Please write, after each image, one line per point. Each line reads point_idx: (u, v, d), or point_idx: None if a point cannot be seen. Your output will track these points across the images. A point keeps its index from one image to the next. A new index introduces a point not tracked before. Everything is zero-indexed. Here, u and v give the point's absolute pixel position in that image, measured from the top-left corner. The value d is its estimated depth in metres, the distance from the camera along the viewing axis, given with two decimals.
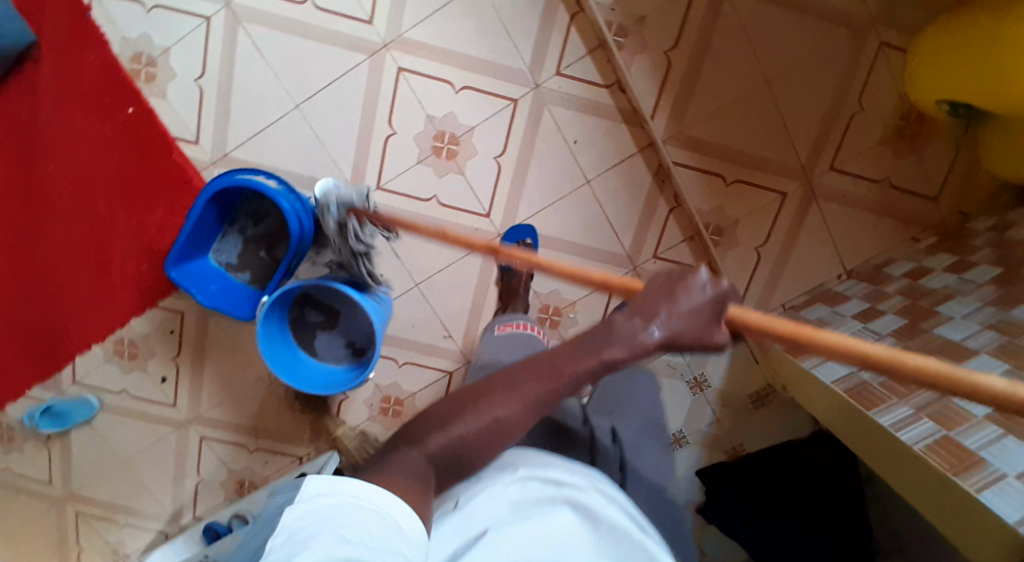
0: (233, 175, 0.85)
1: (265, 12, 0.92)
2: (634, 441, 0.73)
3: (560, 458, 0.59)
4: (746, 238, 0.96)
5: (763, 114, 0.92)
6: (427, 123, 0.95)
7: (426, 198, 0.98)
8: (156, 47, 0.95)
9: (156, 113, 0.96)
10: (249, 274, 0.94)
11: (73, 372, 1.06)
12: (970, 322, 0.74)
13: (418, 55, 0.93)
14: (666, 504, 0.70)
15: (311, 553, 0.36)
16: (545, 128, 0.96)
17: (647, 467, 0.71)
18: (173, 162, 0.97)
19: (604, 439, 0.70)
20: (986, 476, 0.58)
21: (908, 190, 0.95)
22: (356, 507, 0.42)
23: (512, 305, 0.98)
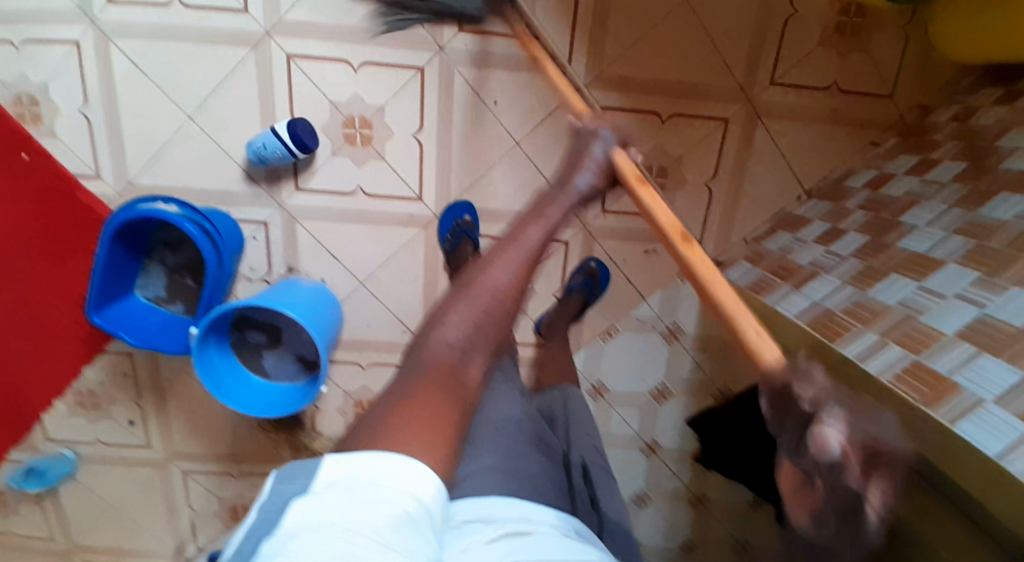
0: (131, 206, 0.80)
1: (136, 24, 0.85)
2: (602, 479, 0.75)
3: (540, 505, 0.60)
4: (694, 175, 0.90)
5: (688, 37, 0.84)
6: (332, 111, 0.89)
7: (350, 191, 0.93)
8: (32, 83, 0.87)
9: (53, 155, 0.91)
10: (181, 304, 0.90)
11: (42, 431, 1.03)
12: (933, 229, 0.67)
13: (305, 38, 0.85)
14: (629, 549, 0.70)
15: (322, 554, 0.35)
16: (460, 92, 0.88)
17: (614, 506, 0.72)
18: (79, 203, 0.92)
19: (577, 479, 0.73)
20: (962, 402, 0.50)
21: (859, 91, 0.87)
22: (379, 484, 0.41)
23: None
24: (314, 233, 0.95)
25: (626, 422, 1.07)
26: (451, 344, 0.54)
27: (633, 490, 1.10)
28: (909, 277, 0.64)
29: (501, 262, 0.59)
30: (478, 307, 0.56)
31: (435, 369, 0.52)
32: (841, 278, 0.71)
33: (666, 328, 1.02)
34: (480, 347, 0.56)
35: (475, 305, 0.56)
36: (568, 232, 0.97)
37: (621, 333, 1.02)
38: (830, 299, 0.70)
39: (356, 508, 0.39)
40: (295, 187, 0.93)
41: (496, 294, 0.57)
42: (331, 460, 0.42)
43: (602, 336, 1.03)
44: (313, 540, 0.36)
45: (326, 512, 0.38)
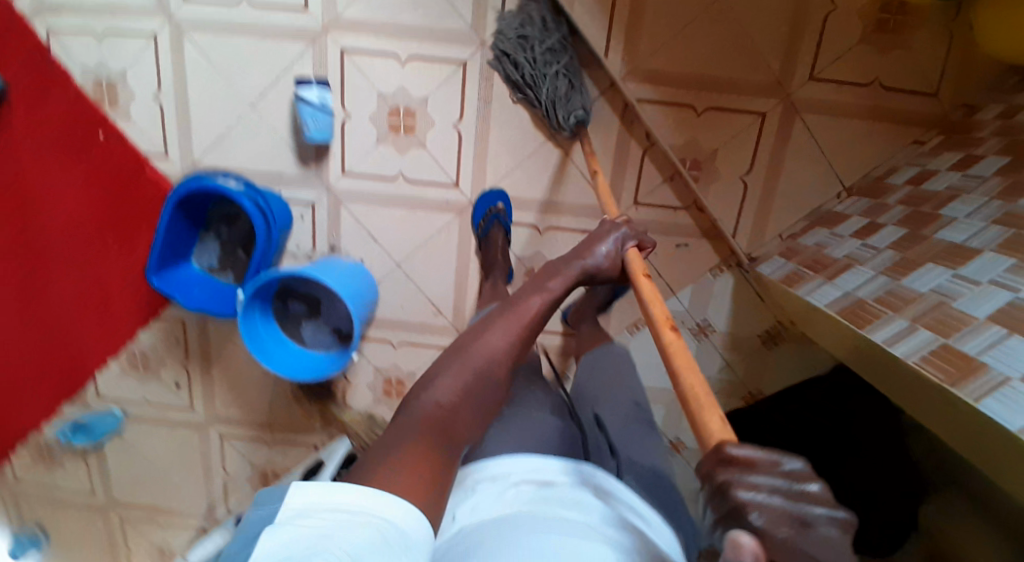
0: (194, 178, 0.87)
1: (206, 18, 0.93)
2: (624, 430, 0.74)
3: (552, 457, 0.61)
4: (728, 169, 0.90)
5: (724, 31, 0.85)
6: (379, 100, 0.94)
7: (392, 177, 0.97)
8: (113, 69, 0.96)
9: (125, 133, 0.99)
10: (231, 274, 0.97)
11: (96, 388, 1.11)
12: (973, 221, 0.66)
13: (358, 32, 0.91)
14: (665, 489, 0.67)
15: None
16: (499, 85, 0.92)
17: (641, 453, 0.71)
18: (147, 178, 1.00)
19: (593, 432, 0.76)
20: (987, 382, 0.49)
21: (901, 88, 0.86)
22: (350, 509, 0.43)
23: (492, 273, 0.96)
24: (356, 215, 1.00)
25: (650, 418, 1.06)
26: (439, 401, 0.56)
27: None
28: (945, 265, 0.63)
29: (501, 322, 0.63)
30: (468, 389, 0.57)
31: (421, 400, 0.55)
32: (875, 270, 0.70)
33: (695, 325, 1.01)
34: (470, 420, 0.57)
35: (469, 367, 0.58)
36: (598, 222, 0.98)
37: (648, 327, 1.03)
38: (860, 289, 0.69)
39: (332, 528, 0.42)
40: (342, 170, 0.98)
41: (491, 358, 0.60)
42: (298, 488, 0.45)
43: (630, 329, 1.04)
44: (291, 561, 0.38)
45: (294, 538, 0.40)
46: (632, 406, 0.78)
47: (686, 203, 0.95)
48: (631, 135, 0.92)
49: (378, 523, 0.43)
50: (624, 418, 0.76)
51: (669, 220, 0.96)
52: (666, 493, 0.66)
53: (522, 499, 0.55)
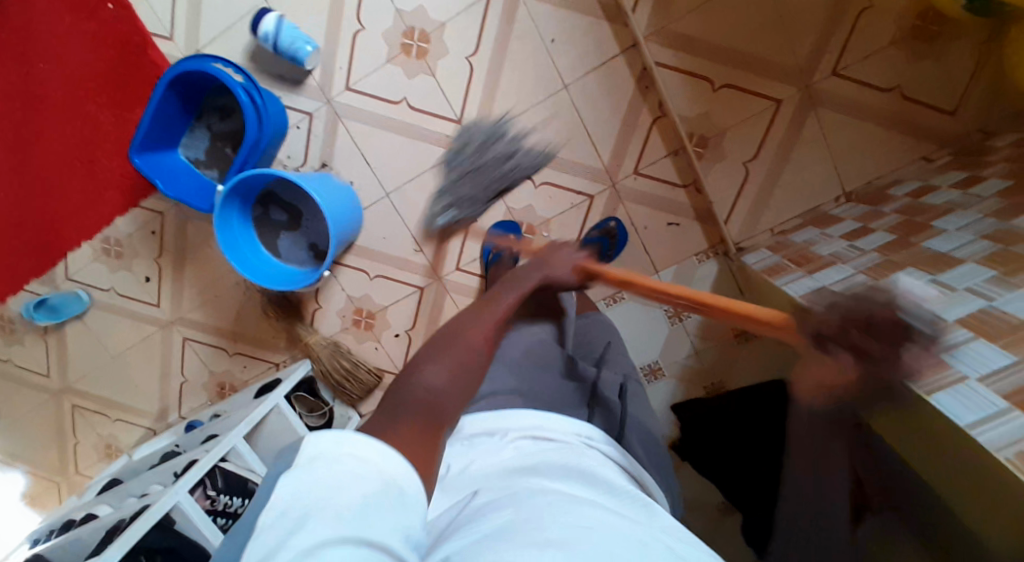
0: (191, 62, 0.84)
1: None
2: (636, 392, 0.71)
3: (556, 415, 0.60)
4: (734, 151, 0.89)
5: (756, 10, 0.84)
6: (396, 18, 0.92)
7: (395, 101, 0.95)
8: None
9: (133, 8, 0.96)
10: (217, 171, 0.96)
11: (65, 268, 1.09)
12: (964, 234, 0.65)
13: None
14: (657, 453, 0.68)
15: (306, 545, 0.31)
16: (521, 24, 0.90)
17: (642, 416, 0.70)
18: (148, 59, 0.97)
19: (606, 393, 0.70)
20: (943, 378, 0.49)
21: (920, 102, 0.84)
22: (360, 459, 0.38)
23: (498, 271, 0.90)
24: (354, 133, 0.97)
25: None
26: (429, 387, 0.50)
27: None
28: (923, 271, 0.62)
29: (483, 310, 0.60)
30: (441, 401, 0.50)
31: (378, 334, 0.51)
32: (854, 269, 0.69)
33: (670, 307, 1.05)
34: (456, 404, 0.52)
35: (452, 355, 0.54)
36: (596, 187, 0.94)
37: (624, 300, 1.05)
38: (836, 283, 0.69)
39: (345, 481, 0.36)
40: (346, 84, 0.95)
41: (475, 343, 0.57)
42: (311, 440, 0.38)
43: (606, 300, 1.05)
44: (305, 529, 0.32)
45: (303, 490, 0.35)
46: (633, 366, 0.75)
47: (685, 181, 0.93)
48: (646, 100, 0.91)
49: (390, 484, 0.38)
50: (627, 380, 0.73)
51: (666, 196, 0.94)
52: (655, 455, 0.68)
53: (526, 452, 0.54)
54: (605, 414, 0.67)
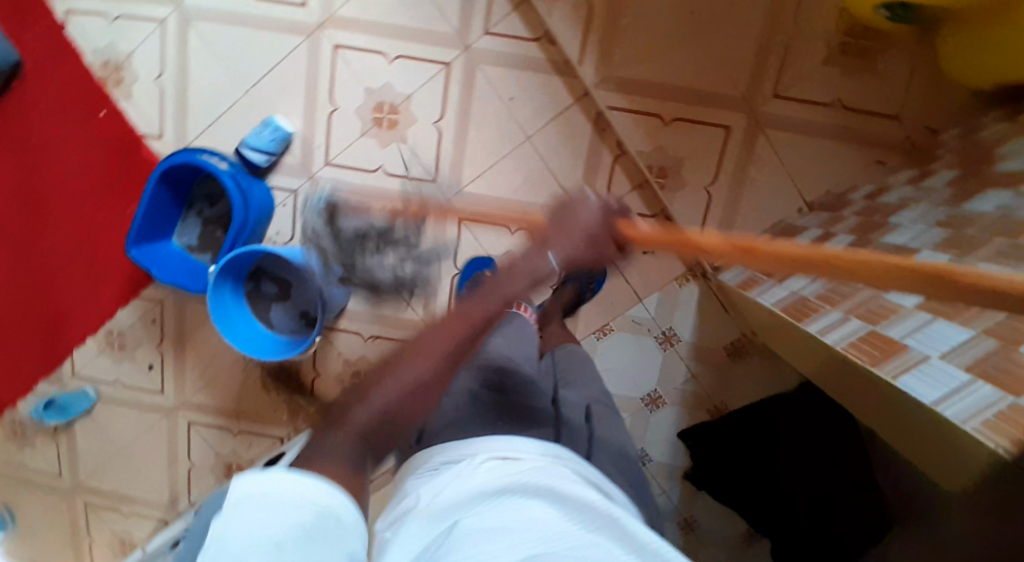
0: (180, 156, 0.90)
1: (213, 9, 0.98)
2: (603, 414, 0.73)
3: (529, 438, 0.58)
4: (695, 178, 0.94)
5: (695, 49, 0.90)
6: (366, 95, 0.99)
7: (373, 169, 1.01)
8: (121, 53, 1.02)
9: (125, 114, 1.03)
10: (209, 255, 1.01)
11: (71, 365, 1.13)
12: (918, 225, 0.68)
13: (352, 30, 0.96)
14: (631, 467, 0.69)
15: None
16: (481, 87, 0.97)
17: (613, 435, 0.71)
18: (142, 157, 1.04)
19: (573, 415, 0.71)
20: (910, 358, 0.50)
21: (863, 110, 0.89)
22: (276, 502, 0.42)
23: None
24: (335, 204, 1.03)
25: None
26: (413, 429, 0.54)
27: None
28: None
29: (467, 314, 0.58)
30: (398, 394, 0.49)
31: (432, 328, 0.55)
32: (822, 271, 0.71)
33: (661, 334, 1.01)
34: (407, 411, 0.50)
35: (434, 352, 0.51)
36: None
37: (614, 333, 1.02)
38: (806, 288, 0.71)
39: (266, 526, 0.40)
40: (326, 160, 1.01)
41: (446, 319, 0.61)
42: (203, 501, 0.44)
43: (596, 334, 1.02)
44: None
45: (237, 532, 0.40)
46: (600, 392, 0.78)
47: (653, 212, 0.96)
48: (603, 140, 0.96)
49: (329, 489, 0.43)
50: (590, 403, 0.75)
51: (639, 227, 0.97)
52: (630, 469, 0.69)
53: (492, 478, 0.53)
54: (570, 435, 0.67)
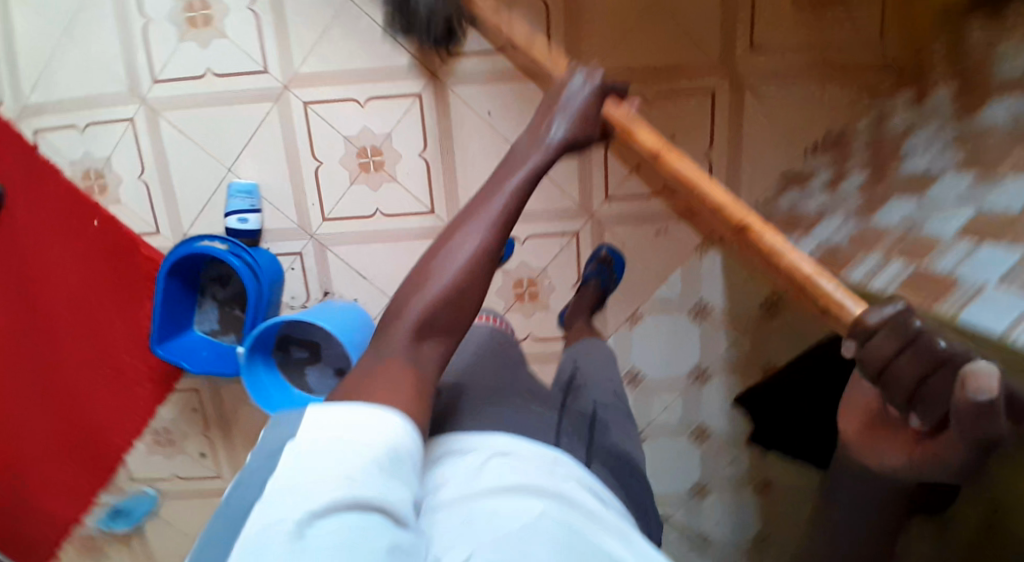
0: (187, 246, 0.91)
1: (178, 95, 0.97)
2: (612, 415, 0.77)
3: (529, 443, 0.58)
4: (690, 148, 0.93)
5: (661, 19, 0.88)
6: (346, 144, 0.98)
7: (370, 214, 1.01)
8: (100, 160, 1.01)
9: (119, 218, 1.03)
10: (234, 334, 1.01)
11: (126, 470, 1.15)
12: (931, 149, 0.67)
13: (317, 85, 0.95)
14: (626, 475, 0.68)
15: (312, 501, 0.40)
16: (456, 109, 0.96)
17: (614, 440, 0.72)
18: (145, 256, 1.04)
19: (576, 419, 0.71)
20: (964, 292, 0.50)
21: (843, 41, 0.87)
22: (355, 435, 0.45)
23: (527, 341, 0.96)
24: (343, 256, 1.03)
25: (668, 410, 1.05)
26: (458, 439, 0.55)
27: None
28: (908, 198, 0.64)
29: (467, 227, 0.59)
30: (444, 279, 0.57)
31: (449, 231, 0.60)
32: (844, 217, 0.72)
33: (693, 306, 1.00)
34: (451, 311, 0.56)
35: (486, 224, 0.59)
36: (576, 223, 0.98)
37: (647, 316, 1.01)
38: (834, 236, 0.72)
39: (346, 451, 0.44)
40: (323, 216, 1.01)
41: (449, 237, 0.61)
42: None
43: (628, 322, 1.02)
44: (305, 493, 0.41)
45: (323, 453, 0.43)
46: (611, 394, 0.82)
47: (656, 189, 0.95)
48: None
49: (402, 425, 0.47)
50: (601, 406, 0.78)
51: (646, 209, 0.96)
52: (631, 482, 0.70)
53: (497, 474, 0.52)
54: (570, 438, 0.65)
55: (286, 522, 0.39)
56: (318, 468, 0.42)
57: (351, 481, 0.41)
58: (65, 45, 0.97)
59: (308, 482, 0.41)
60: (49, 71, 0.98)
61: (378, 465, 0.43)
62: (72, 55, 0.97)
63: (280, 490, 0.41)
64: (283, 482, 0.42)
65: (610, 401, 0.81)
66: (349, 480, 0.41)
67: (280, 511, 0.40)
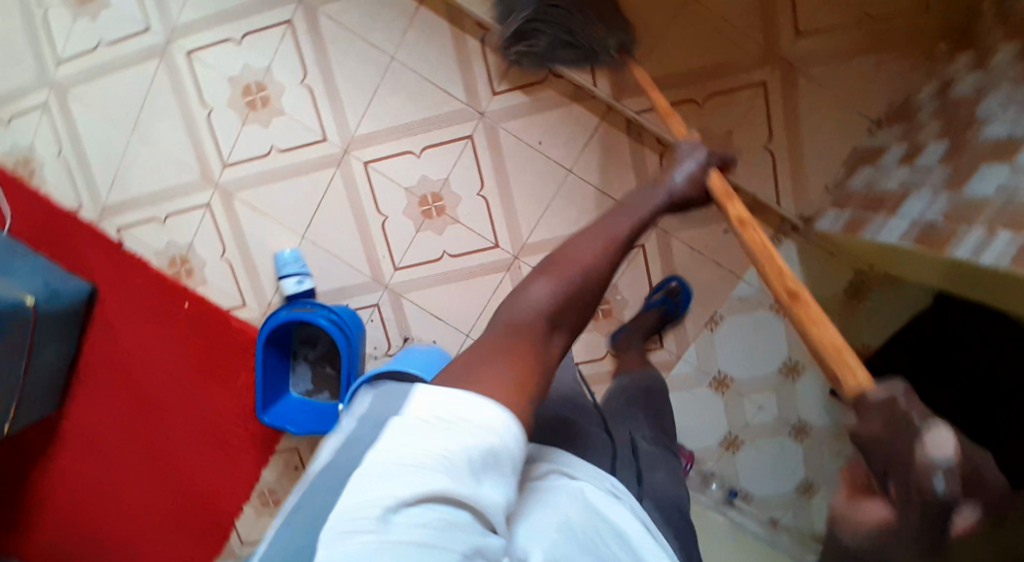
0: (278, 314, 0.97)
1: (245, 175, 1.03)
2: (654, 452, 0.71)
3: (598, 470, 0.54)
4: (750, 143, 0.92)
5: (703, 24, 0.89)
6: (407, 195, 1.02)
7: (438, 257, 1.03)
8: (181, 246, 1.07)
9: (206, 297, 1.08)
10: (327, 392, 1.06)
11: (238, 537, 1.13)
12: (1011, 110, 0.64)
13: (374, 144, 1.00)
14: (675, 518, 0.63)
15: (402, 487, 0.32)
16: (507, 144, 0.98)
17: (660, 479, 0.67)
18: (234, 328, 1.08)
19: (623, 450, 0.66)
20: None
21: (891, 12, 0.86)
22: (452, 417, 0.35)
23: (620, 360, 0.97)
24: (417, 301, 1.05)
25: (763, 410, 1.02)
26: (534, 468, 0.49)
27: (734, 483, 1.04)
28: (998, 163, 0.62)
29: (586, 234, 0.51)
30: (565, 278, 0.46)
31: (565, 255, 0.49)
32: (934, 190, 0.70)
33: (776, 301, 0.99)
34: (580, 311, 0.46)
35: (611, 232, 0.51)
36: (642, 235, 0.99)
37: (727, 318, 1.00)
38: (927, 211, 0.69)
39: (443, 436, 0.34)
40: (394, 266, 1.05)
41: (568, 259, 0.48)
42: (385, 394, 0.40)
43: (708, 326, 1.01)
44: (390, 480, 0.32)
45: (413, 432, 0.35)
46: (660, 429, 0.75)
47: None
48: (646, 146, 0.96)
49: (510, 420, 0.37)
50: (652, 443, 0.72)
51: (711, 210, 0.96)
52: (681, 526, 0.64)
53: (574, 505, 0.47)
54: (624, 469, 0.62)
55: (369, 510, 0.31)
56: (411, 453, 0.34)
57: (452, 476, 0.33)
58: (139, 146, 1.05)
59: (401, 468, 0.33)
60: (124, 172, 1.06)
61: (481, 463, 0.34)
62: (149, 155, 1.05)
63: (367, 477, 0.33)
64: (370, 464, 0.33)
65: (659, 437, 0.74)
66: (447, 472, 0.33)
67: (367, 494, 0.32)
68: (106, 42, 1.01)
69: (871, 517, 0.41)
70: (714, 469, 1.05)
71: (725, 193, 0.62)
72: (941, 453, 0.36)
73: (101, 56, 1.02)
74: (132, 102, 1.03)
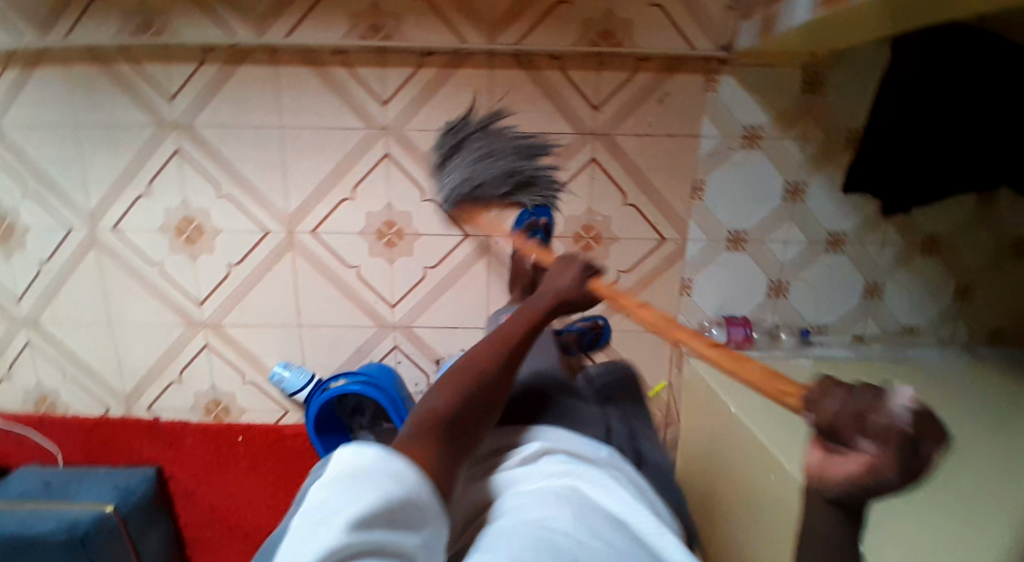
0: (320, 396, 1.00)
1: (222, 303, 1.05)
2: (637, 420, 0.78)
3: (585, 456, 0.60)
4: (636, 10, 0.90)
5: None
6: (365, 236, 1.01)
7: (422, 276, 1.03)
8: (207, 393, 1.10)
9: (254, 422, 1.11)
10: None
11: None
12: None
13: (312, 210, 1.00)
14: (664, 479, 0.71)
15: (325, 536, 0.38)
16: (423, 141, 0.96)
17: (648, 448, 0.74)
18: (290, 435, 1.10)
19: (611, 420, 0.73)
20: None
21: None
22: (367, 476, 0.42)
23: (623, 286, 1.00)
24: (428, 325, 1.06)
25: (790, 244, 0.99)
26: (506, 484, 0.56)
27: (802, 323, 1.03)
28: None
29: (445, 384, 0.57)
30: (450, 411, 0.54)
31: (430, 414, 0.53)
32: None
33: (744, 135, 0.94)
34: (474, 415, 0.55)
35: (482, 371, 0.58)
36: (587, 149, 0.95)
37: (708, 179, 0.96)
38: None
39: (359, 492, 0.40)
40: (390, 305, 1.05)
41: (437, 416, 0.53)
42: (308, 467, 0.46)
43: (696, 195, 0.97)
44: (317, 533, 0.38)
45: (332, 496, 0.40)
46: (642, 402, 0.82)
47: (631, 68, 0.92)
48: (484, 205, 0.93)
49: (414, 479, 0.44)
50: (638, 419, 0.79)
51: (636, 92, 0.93)
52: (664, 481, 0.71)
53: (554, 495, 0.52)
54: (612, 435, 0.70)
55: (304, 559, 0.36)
56: (333, 511, 0.39)
57: (366, 523, 0.39)
58: (123, 330, 1.08)
59: (325, 520, 0.39)
60: (125, 359, 1.09)
61: (388, 509, 0.40)
62: (134, 333, 1.08)
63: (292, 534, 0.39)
64: (303, 524, 0.39)
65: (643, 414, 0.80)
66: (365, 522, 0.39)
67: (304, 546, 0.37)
68: (43, 261, 1.05)
69: (849, 469, 0.40)
70: (777, 319, 1.03)
71: (613, 292, 0.71)
72: (905, 397, 0.39)
73: (48, 274, 1.05)
74: (94, 296, 1.06)
